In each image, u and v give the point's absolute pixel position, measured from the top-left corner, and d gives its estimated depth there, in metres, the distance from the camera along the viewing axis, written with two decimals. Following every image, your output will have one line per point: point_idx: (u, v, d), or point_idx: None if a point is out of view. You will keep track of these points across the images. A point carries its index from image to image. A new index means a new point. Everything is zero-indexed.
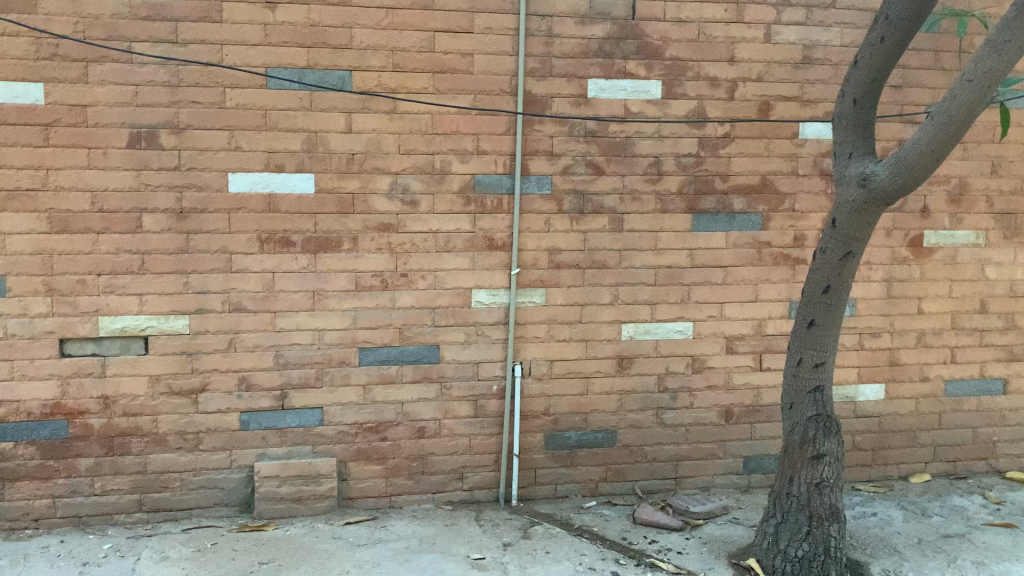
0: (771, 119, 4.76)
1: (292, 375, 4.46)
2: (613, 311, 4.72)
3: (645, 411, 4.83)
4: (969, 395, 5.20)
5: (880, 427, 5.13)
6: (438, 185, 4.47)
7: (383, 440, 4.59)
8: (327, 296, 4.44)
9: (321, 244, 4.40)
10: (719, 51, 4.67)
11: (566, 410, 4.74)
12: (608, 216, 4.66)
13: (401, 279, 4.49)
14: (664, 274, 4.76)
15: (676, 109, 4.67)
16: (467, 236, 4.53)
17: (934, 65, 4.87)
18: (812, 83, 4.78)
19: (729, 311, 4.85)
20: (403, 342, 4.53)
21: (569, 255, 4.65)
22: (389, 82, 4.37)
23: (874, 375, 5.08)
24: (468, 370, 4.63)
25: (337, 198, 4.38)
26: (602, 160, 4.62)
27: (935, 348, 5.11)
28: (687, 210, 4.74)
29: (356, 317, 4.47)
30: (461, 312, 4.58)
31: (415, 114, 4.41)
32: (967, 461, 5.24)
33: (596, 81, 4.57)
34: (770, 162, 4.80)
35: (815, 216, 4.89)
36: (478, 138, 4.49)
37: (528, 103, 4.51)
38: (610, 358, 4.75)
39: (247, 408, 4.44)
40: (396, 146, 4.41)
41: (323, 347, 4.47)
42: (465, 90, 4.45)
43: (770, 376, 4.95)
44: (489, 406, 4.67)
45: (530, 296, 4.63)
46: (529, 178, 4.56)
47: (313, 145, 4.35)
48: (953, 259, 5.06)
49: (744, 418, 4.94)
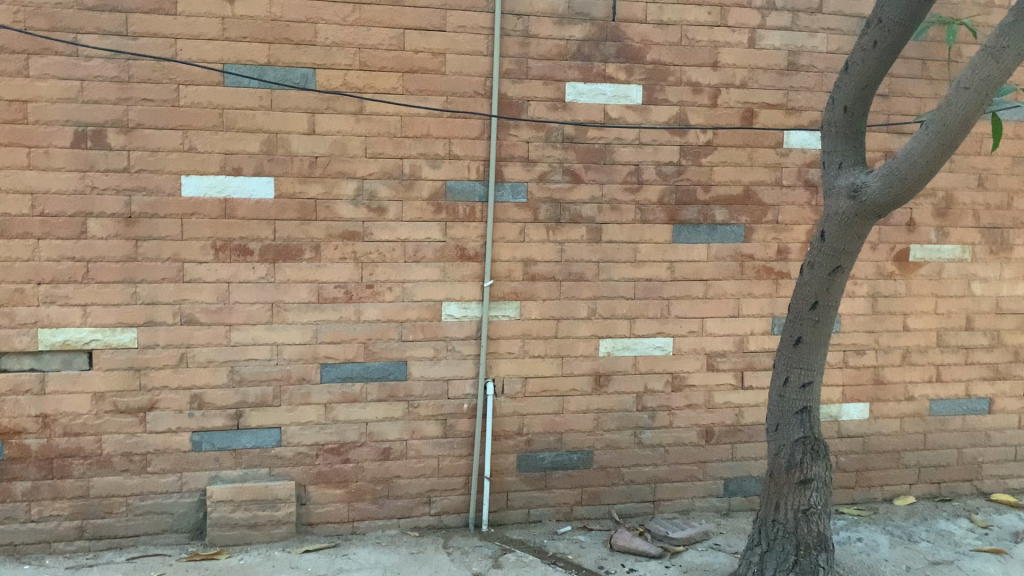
0: (755, 127, 4.58)
1: (248, 393, 4.18)
2: (590, 326, 4.50)
3: (623, 430, 4.60)
4: (954, 414, 5.04)
5: (863, 447, 4.96)
6: (407, 191, 4.22)
7: (345, 462, 4.31)
8: (286, 308, 4.16)
9: (280, 253, 4.12)
10: (702, 56, 4.48)
11: (540, 430, 4.50)
12: (586, 226, 4.44)
13: (366, 290, 4.23)
14: (644, 288, 4.54)
15: (656, 115, 4.47)
16: (438, 245, 4.28)
17: (921, 74, 4.74)
18: (797, 90, 4.61)
19: (710, 327, 4.64)
20: (368, 358, 4.27)
21: (544, 266, 4.42)
22: (356, 82, 4.12)
23: (858, 394, 4.91)
24: (437, 388, 4.37)
25: (299, 204, 4.12)
26: (580, 168, 4.40)
27: (920, 366, 4.96)
28: (668, 221, 4.53)
29: (318, 331, 4.20)
30: (430, 326, 4.32)
31: (383, 115, 4.16)
32: (952, 482, 5.09)
33: (574, 85, 4.35)
34: (753, 172, 4.61)
35: (799, 228, 4.71)
36: (450, 142, 4.24)
37: (503, 106, 4.28)
38: (586, 375, 4.53)
39: (200, 427, 4.15)
40: (362, 149, 4.16)
41: (282, 362, 4.19)
42: (436, 91, 4.21)
43: (752, 395, 4.75)
44: (459, 426, 4.42)
45: (502, 309, 4.39)
46: (504, 185, 4.33)
47: (273, 147, 4.08)
48: (939, 274, 4.92)
49: (725, 438, 4.73)
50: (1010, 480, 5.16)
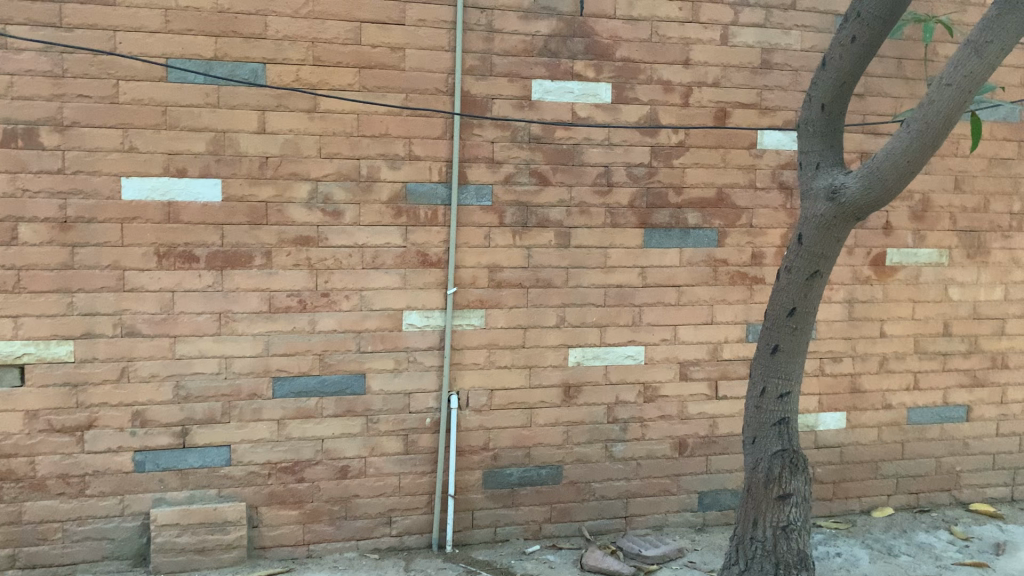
0: (728, 127, 4.41)
1: (195, 409, 3.91)
2: (559, 334, 4.30)
3: (594, 444, 4.40)
4: (932, 423, 4.91)
5: (840, 458, 4.81)
6: (365, 194, 3.98)
7: (301, 481, 4.06)
8: (235, 318, 3.91)
9: (229, 260, 3.87)
10: (673, 53, 4.30)
11: (507, 444, 4.29)
12: (554, 230, 4.24)
13: (321, 299, 3.98)
14: (614, 294, 4.35)
15: (627, 115, 4.28)
16: (398, 251, 4.06)
17: (896, 73, 4.62)
18: (771, 89, 4.46)
19: (683, 334, 4.46)
20: (323, 371, 4.02)
21: (511, 273, 4.21)
22: (309, 78, 3.88)
23: (835, 403, 4.76)
24: (397, 402, 4.14)
25: (248, 207, 3.87)
26: (547, 169, 4.20)
27: (897, 374, 4.82)
28: (639, 224, 4.35)
29: (270, 343, 3.95)
30: (390, 336, 4.09)
31: (339, 113, 3.93)
32: (930, 493, 4.96)
33: (540, 82, 4.15)
34: (727, 174, 4.44)
35: (774, 232, 4.54)
36: (410, 142, 4.02)
37: (467, 104, 4.07)
38: (555, 386, 4.32)
39: (143, 446, 3.88)
40: (316, 149, 3.92)
41: (232, 377, 3.93)
42: (395, 88, 3.98)
43: (726, 406, 4.57)
44: (421, 442, 4.19)
45: (467, 318, 4.17)
46: (467, 187, 4.11)
47: (220, 147, 3.83)
48: (916, 279, 4.79)
49: (698, 450, 4.55)
50: (988, 490, 5.04)
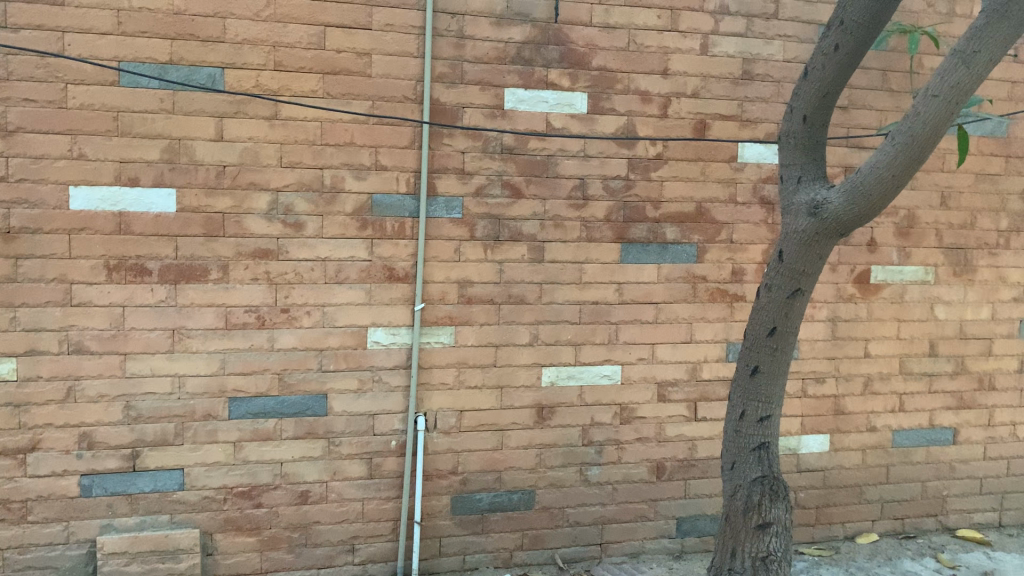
0: (708, 139, 4.27)
1: (146, 430, 3.71)
2: (532, 353, 4.12)
3: (568, 467, 4.22)
4: (918, 446, 4.76)
5: (824, 482, 4.65)
6: (328, 205, 3.81)
7: (258, 507, 3.86)
8: (189, 335, 3.71)
9: (183, 273, 3.68)
10: (651, 63, 4.16)
11: (476, 468, 4.10)
12: (527, 244, 4.07)
13: (281, 315, 3.80)
14: (590, 311, 4.18)
15: (603, 125, 4.13)
16: (363, 265, 3.88)
17: (880, 86, 4.50)
18: (752, 101, 4.31)
19: (661, 354, 4.30)
20: (283, 391, 3.83)
21: (481, 289, 4.03)
22: (270, 84, 3.71)
23: (818, 425, 4.60)
24: (361, 423, 3.94)
25: (204, 218, 3.68)
26: (520, 181, 4.04)
27: (882, 395, 4.68)
28: (616, 239, 4.19)
29: (226, 361, 3.76)
30: (354, 355, 3.90)
31: (301, 121, 3.75)
32: (916, 518, 4.80)
33: (513, 91, 3.99)
34: (706, 188, 4.29)
35: (756, 248, 4.39)
36: (376, 151, 3.85)
37: (436, 113, 3.90)
38: (527, 407, 4.14)
39: (89, 470, 3.66)
40: (277, 158, 3.74)
41: (185, 397, 3.74)
42: (361, 95, 3.81)
43: (705, 428, 4.40)
44: (386, 465, 3.99)
45: (435, 335, 3.99)
46: (436, 199, 3.94)
47: (175, 154, 3.64)
48: (901, 297, 4.65)
49: (677, 474, 4.38)
50: (975, 515, 4.88)
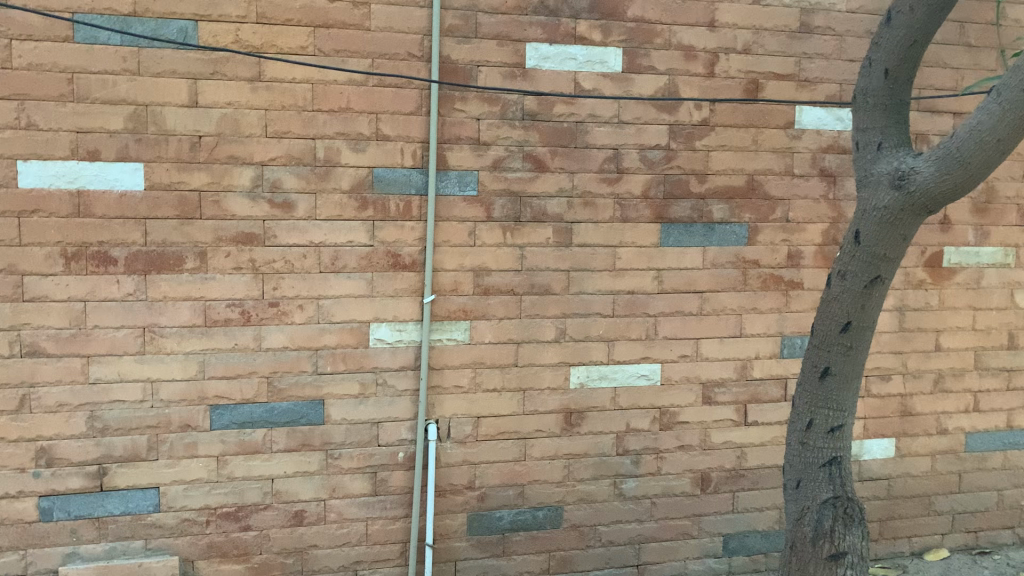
0: (760, 102, 3.70)
1: (113, 445, 3.19)
2: (558, 351, 3.59)
3: (600, 480, 3.70)
4: (993, 450, 4.21)
5: (888, 492, 4.11)
6: (322, 182, 3.27)
7: (245, 530, 3.35)
8: (163, 334, 3.19)
9: (154, 262, 3.16)
10: (695, 13, 3.58)
11: (496, 483, 3.58)
12: (553, 226, 3.52)
13: (269, 309, 3.27)
14: (625, 302, 3.64)
15: (640, 86, 3.56)
16: (363, 251, 3.34)
17: (957, 39, 3.90)
18: (811, 58, 3.73)
19: (706, 350, 3.75)
20: (272, 398, 3.31)
21: (500, 277, 3.49)
22: (251, 39, 3.16)
23: (882, 429, 4.06)
24: (363, 434, 3.42)
25: (178, 198, 3.15)
26: (545, 152, 3.48)
27: (954, 394, 4.12)
28: (654, 219, 3.64)
29: (205, 364, 3.24)
30: (354, 356, 3.37)
31: (288, 82, 3.20)
32: (991, 531, 4.26)
33: (536, 47, 3.43)
34: (759, 159, 3.72)
35: (815, 228, 3.82)
36: (376, 119, 3.30)
37: (446, 73, 3.35)
38: (554, 413, 3.61)
39: (49, 491, 3.16)
40: (261, 127, 3.20)
41: (159, 406, 3.22)
42: (359, 53, 3.26)
43: (756, 433, 3.86)
44: (392, 481, 3.47)
45: (447, 331, 3.46)
46: (448, 174, 3.40)
47: (141, 123, 3.10)
48: (977, 283, 4.09)
49: (723, 486, 3.85)
50: None
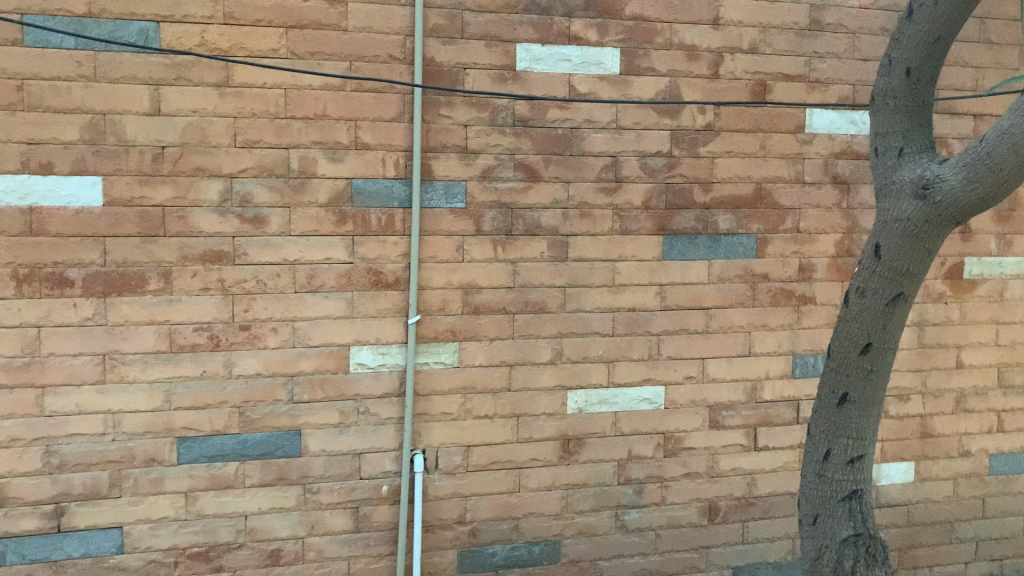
0: (769, 105, 3.45)
1: (72, 482, 2.94)
2: (554, 374, 3.34)
3: (600, 512, 3.44)
4: (1018, 473, 3.96)
5: (907, 519, 3.86)
6: (296, 194, 3.02)
7: (217, 572, 3.10)
8: (125, 361, 2.95)
9: (114, 284, 2.91)
10: (698, 11, 3.34)
11: (489, 516, 3.33)
12: (547, 239, 3.28)
13: (240, 333, 3.02)
14: (625, 320, 3.39)
15: (639, 89, 3.32)
16: (343, 269, 3.09)
17: (978, 36, 3.67)
18: (822, 57, 3.49)
19: (713, 371, 3.50)
20: (244, 429, 3.06)
21: (491, 295, 3.25)
22: (218, 42, 2.92)
23: (901, 451, 3.81)
24: (344, 466, 3.17)
25: (140, 214, 2.91)
26: (537, 161, 3.24)
27: (977, 414, 3.87)
28: (656, 231, 3.39)
29: (172, 393, 2.99)
30: (334, 382, 3.13)
31: (259, 88, 2.96)
32: (1017, 559, 4.00)
33: (528, 47, 3.19)
34: (767, 165, 3.48)
35: (828, 239, 3.58)
36: (355, 126, 3.06)
37: (431, 76, 3.11)
38: (550, 441, 3.36)
39: (3, 533, 2.91)
40: (230, 136, 2.95)
41: (122, 439, 2.97)
42: (335, 55, 3.02)
43: (767, 459, 3.60)
44: (376, 516, 3.22)
45: (435, 354, 3.22)
46: (433, 185, 3.15)
47: (99, 133, 2.86)
48: (1000, 295, 3.84)
49: (732, 516, 3.59)
50: None
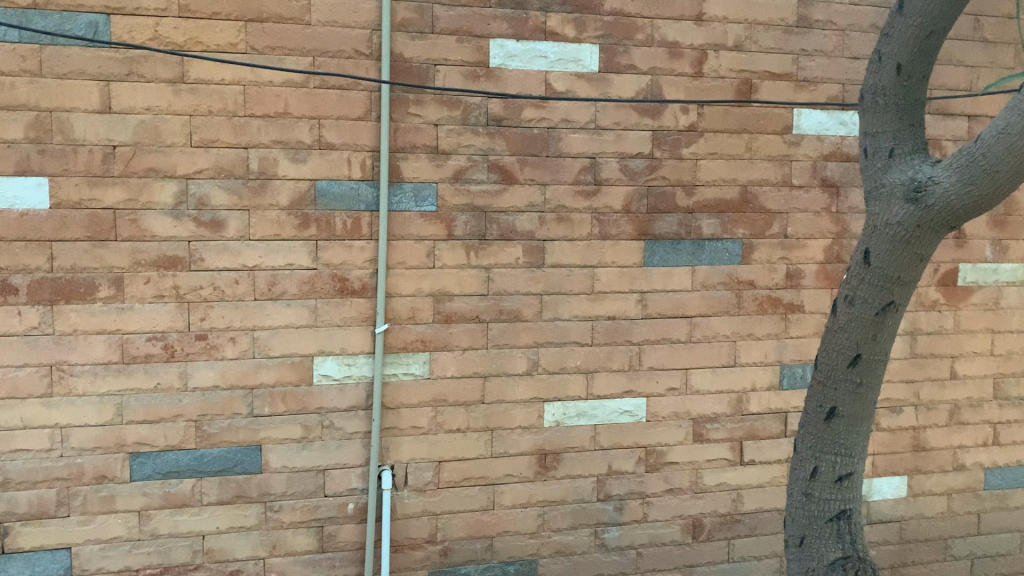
0: (755, 105, 3.31)
1: (17, 501, 2.78)
2: (530, 385, 3.19)
3: (579, 530, 3.29)
4: (1015, 488, 3.81)
5: (900, 536, 3.71)
6: (256, 197, 2.87)
7: None
8: (73, 373, 2.79)
9: (62, 291, 2.75)
10: (681, 6, 3.20)
11: (461, 535, 3.17)
12: (522, 245, 3.13)
13: (197, 343, 2.87)
14: (605, 329, 3.24)
15: (619, 88, 3.17)
16: (306, 275, 2.94)
17: (972, 34, 3.53)
18: (811, 55, 3.35)
19: (697, 382, 3.35)
20: (201, 445, 2.91)
21: (463, 303, 3.09)
22: (172, 35, 2.77)
23: (893, 466, 3.66)
24: (308, 483, 3.01)
25: (89, 217, 2.75)
26: (512, 162, 3.09)
27: (972, 426, 3.73)
28: (637, 236, 3.24)
29: (124, 406, 2.83)
30: (297, 394, 2.97)
31: (217, 84, 2.81)
32: None
33: (502, 43, 3.04)
34: (753, 167, 3.33)
35: (816, 245, 3.43)
36: (319, 125, 2.91)
37: (399, 72, 2.96)
38: (526, 455, 3.21)
39: None
40: (186, 135, 2.80)
41: (70, 455, 2.81)
42: (297, 50, 2.87)
43: (753, 474, 3.45)
44: (342, 535, 3.06)
45: (404, 365, 3.06)
46: (402, 187, 3.00)
47: (46, 132, 2.70)
48: (996, 304, 3.70)
49: (717, 533, 3.44)
50: None
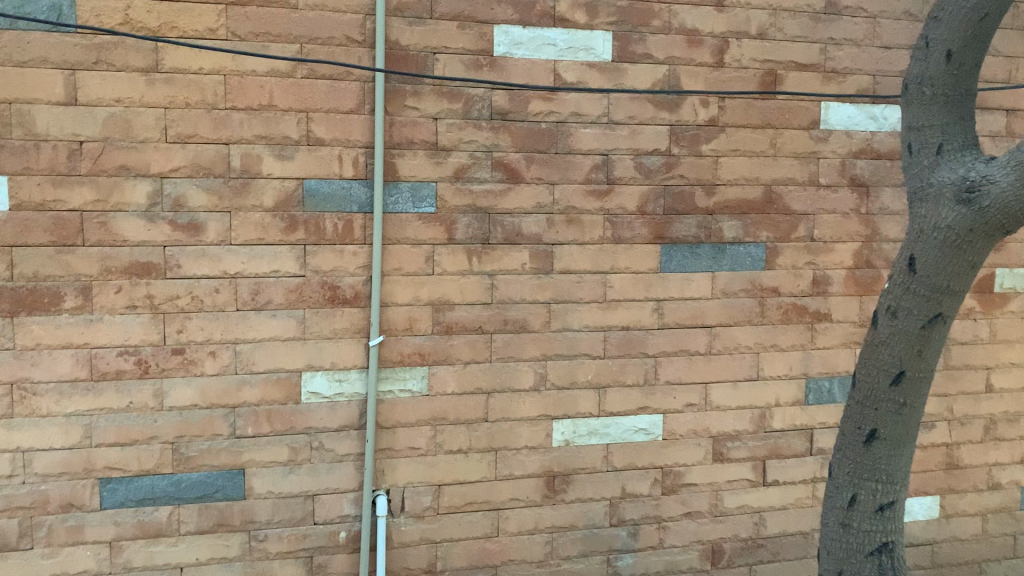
0: (780, 97, 3.06)
1: None
2: (538, 402, 2.94)
3: (590, 558, 3.04)
4: None
5: (932, 559, 3.46)
6: (238, 197, 2.62)
7: None
8: (36, 392, 2.53)
9: (23, 301, 2.50)
10: None
11: (462, 565, 2.92)
12: (529, 249, 2.88)
13: (173, 358, 2.62)
14: (618, 341, 2.99)
15: (634, 78, 2.92)
16: (293, 283, 2.68)
17: (1011, 22, 3.29)
18: (839, 44, 3.10)
19: (717, 397, 3.11)
20: (179, 469, 2.65)
21: (465, 313, 2.84)
22: (145, 20, 2.52)
23: (925, 485, 3.42)
24: (295, 509, 2.76)
25: (53, 219, 2.50)
26: (518, 159, 2.84)
27: (1008, 442, 3.49)
28: (653, 239, 2.99)
29: (93, 427, 2.58)
30: (284, 414, 2.72)
31: (194, 74, 2.56)
32: None
33: (506, 30, 2.79)
34: (778, 165, 3.09)
35: (845, 248, 3.18)
36: (307, 119, 2.66)
37: (394, 61, 2.71)
38: (533, 478, 2.96)
39: None
40: (160, 129, 2.55)
41: (34, 481, 2.56)
42: (283, 36, 2.61)
43: (777, 495, 3.21)
44: (333, 566, 2.81)
45: (401, 381, 2.81)
46: (397, 187, 2.75)
47: (5, 126, 2.45)
48: None
49: (738, 559, 3.19)
50: None
